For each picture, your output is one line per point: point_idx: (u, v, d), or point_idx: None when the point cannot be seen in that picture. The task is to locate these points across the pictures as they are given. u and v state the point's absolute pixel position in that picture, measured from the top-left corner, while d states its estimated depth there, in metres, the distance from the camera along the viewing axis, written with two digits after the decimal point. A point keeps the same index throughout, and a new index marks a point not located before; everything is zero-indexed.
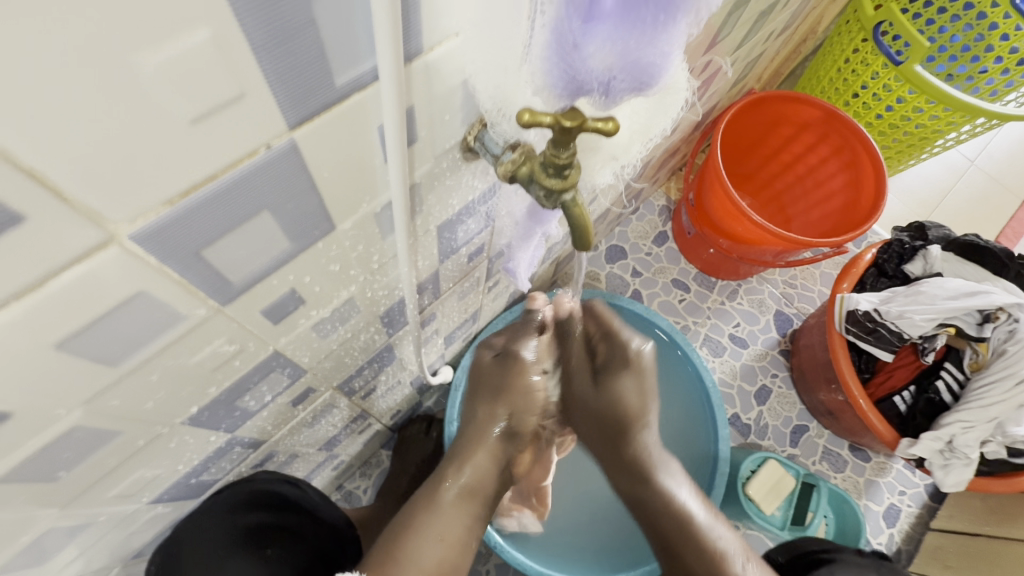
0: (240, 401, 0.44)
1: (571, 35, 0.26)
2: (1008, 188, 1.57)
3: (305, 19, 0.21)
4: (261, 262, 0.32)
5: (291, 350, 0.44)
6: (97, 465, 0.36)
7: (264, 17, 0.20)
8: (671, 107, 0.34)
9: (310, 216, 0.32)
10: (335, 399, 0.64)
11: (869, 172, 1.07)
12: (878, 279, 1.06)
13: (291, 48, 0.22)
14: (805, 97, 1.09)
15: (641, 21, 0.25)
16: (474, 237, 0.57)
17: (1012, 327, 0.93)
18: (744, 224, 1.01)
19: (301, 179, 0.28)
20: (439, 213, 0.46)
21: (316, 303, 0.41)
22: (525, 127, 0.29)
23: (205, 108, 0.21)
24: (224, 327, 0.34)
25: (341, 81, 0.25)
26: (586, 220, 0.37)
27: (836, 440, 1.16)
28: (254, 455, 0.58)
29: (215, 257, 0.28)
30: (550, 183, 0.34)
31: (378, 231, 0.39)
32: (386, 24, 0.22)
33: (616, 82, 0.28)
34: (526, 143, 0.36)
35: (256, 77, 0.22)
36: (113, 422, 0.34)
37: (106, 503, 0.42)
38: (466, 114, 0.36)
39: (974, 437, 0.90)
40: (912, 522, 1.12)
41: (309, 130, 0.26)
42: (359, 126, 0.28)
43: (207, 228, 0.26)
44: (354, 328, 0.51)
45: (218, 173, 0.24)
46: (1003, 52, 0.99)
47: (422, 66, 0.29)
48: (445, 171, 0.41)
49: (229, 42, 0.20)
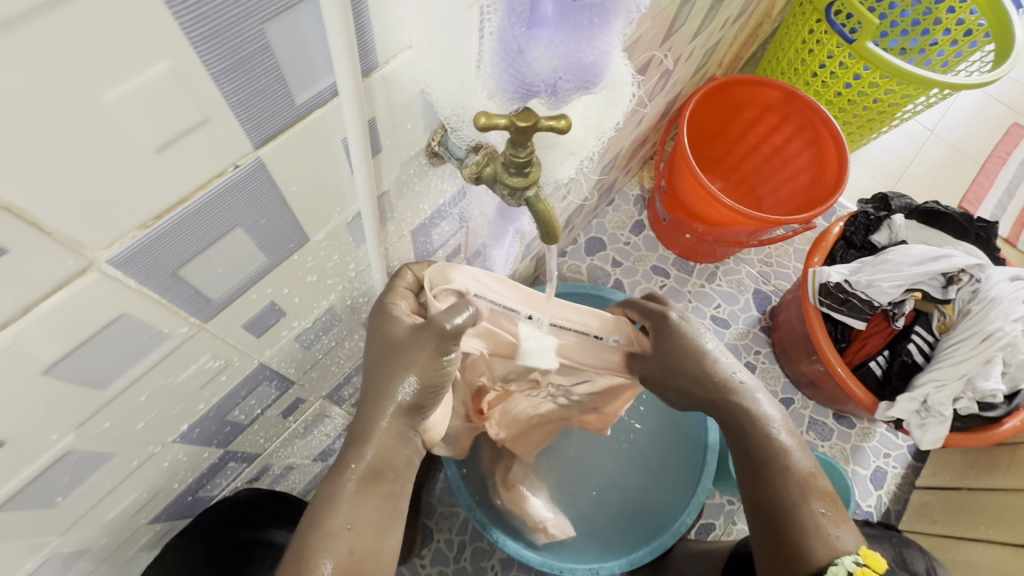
0: (231, 415, 0.45)
1: (516, 41, 0.28)
2: (968, 155, 1.63)
3: (259, 44, 0.22)
4: (239, 277, 0.33)
5: (277, 362, 0.45)
6: (93, 489, 0.37)
7: (221, 47, 0.21)
8: (620, 101, 0.36)
9: (282, 230, 0.33)
10: (326, 408, 0.65)
11: (831, 148, 1.11)
12: (848, 251, 1.10)
13: (250, 73, 0.23)
14: (765, 79, 1.12)
15: (580, 25, 0.26)
16: (449, 238, 0.59)
17: (975, 288, 0.99)
18: (715, 207, 1.04)
19: (271, 195, 0.29)
20: (411, 218, 0.48)
21: (297, 314, 0.42)
22: (482, 130, 0.31)
23: (172, 135, 0.22)
24: (208, 343, 0.35)
25: (301, 99, 0.26)
26: (550, 214, 0.39)
27: (820, 410, 1.19)
28: (249, 469, 0.59)
29: (193, 276, 0.29)
30: (512, 181, 0.36)
31: (353, 239, 0.41)
32: (341, 42, 0.24)
33: (562, 83, 0.29)
34: (489, 145, 0.38)
35: (219, 102, 0.23)
36: (106, 444, 0.34)
37: (104, 527, 0.43)
38: (427, 121, 0.37)
39: (947, 395, 0.93)
40: (898, 482, 1.16)
41: (274, 148, 0.27)
42: (323, 139, 0.30)
43: (183, 248, 0.27)
44: (338, 337, 0.53)
45: (190, 195, 0.25)
46: (950, 23, 1.04)
47: (379, 79, 0.30)
48: (413, 177, 0.42)
49: (190, 72, 0.21)
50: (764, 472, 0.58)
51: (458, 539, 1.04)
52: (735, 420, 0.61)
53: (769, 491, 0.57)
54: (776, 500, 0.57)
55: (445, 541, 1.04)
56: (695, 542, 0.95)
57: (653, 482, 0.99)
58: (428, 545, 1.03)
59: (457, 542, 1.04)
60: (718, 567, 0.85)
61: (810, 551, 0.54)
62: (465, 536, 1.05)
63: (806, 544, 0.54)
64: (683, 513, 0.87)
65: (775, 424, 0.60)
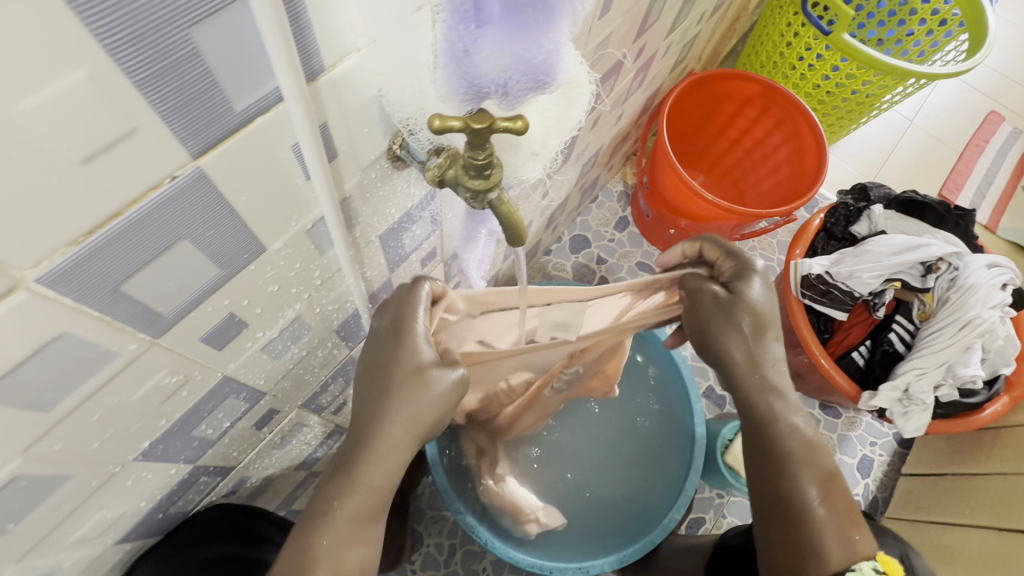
0: (198, 430, 0.44)
1: (462, 42, 0.27)
2: (947, 143, 1.64)
3: (187, 50, 0.22)
4: (191, 290, 0.32)
5: (243, 373, 0.44)
6: (51, 511, 0.36)
7: (143, 53, 0.20)
8: (579, 100, 0.35)
9: (235, 240, 0.32)
10: (304, 417, 0.64)
11: (811, 140, 1.11)
12: (828, 242, 1.10)
13: (179, 80, 0.22)
14: (744, 73, 1.12)
15: (526, 23, 0.26)
16: (423, 242, 0.58)
17: (953, 275, 0.99)
18: (697, 202, 1.04)
19: (217, 205, 0.29)
20: (379, 223, 0.47)
21: (261, 324, 0.41)
22: (436, 133, 0.30)
23: (96, 146, 0.21)
24: (164, 359, 0.34)
25: (241, 106, 0.25)
26: (515, 217, 0.38)
27: (807, 401, 1.20)
28: (224, 481, 0.58)
29: (137, 291, 0.28)
30: (473, 183, 0.36)
31: (315, 247, 0.40)
32: (277, 44, 0.23)
33: (513, 83, 0.29)
34: (450, 147, 0.37)
35: (147, 110, 0.22)
36: (60, 466, 0.33)
37: (67, 550, 0.41)
38: (386, 125, 0.36)
39: (929, 382, 0.94)
40: (885, 470, 1.17)
41: (216, 157, 0.26)
42: (271, 146, 0.29)
43: (123, 263, 0.26)
44: (309, 345, 0.52)
45: (124, 208, 0.24)
46: (925, 13, 1.05)
47: (327, 83, 0.29)
48: (376, 182, 0.41)
49: (110, 80, 0.20)
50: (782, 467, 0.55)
51: (448, 543, 1.04)
52: (758, 411, 0.56)
53: (786, 488, 0.55)
54: (792, 498, 0.54)
55: (435, 545, 1.03)
56: (685, 537, 0.95)
57: (643, 477, 0.99)
58: (417, 550, 1.03)
59: (447, 545, 1.04)
60: (702, 563, 0.86)
61: (823, 552, 0.52)
62: (455, 540, 1.04)
63: (819, 545, 0.52)
64: (672, 509, 0.87)
65: (798, 417, 0.56)
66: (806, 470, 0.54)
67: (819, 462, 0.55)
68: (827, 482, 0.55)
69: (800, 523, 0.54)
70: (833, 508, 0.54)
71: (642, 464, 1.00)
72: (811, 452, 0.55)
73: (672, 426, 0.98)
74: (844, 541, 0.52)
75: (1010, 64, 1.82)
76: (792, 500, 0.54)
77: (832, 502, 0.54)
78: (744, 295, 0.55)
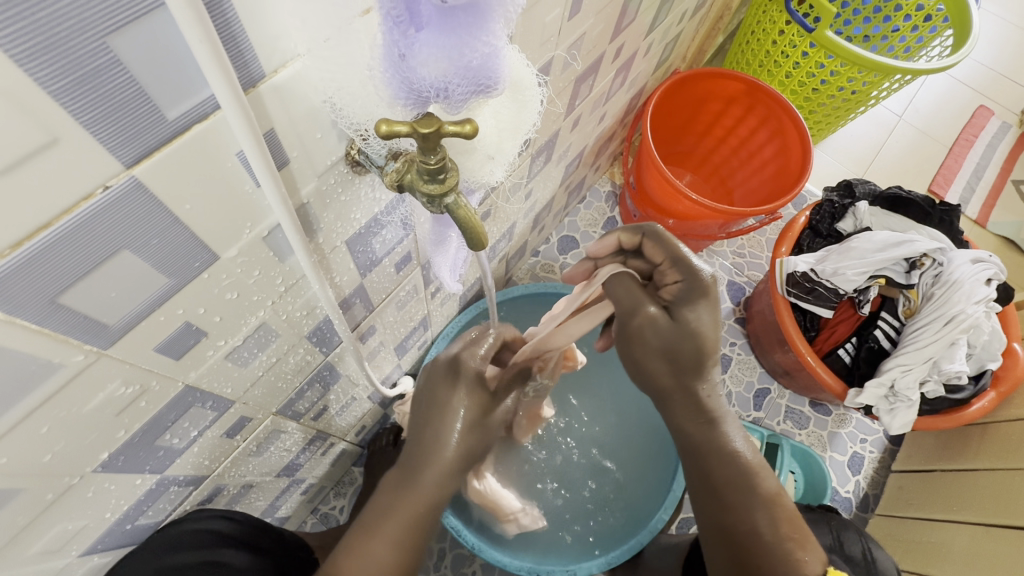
0: (162, 440, 0.44)
1: (397, 46, 0.27)
2: (935, 138, 1.64)
3: (106, 58, 0.21)
4: (139, 300, 0.31)
5: (207, 382, 0.44)
6: (5, 524, 0.36)
7: (57, 62, 0.20)
8: (530, 103, 0.35)
9: (182, 249, 0.32)
10: (281, 424, 0.64)
11: (795, 137, 1.11)
12: (814, 239, 1.10)
13: (100, 89, 0.22)
14: (727, 72, 1.12)
15: (461, 26, 0.26)
16: (395, 246, 0.57)
17: (937, 271, 0.99)
18: (682, 201, 1.04)
19: (158, 213, 0.28)
20: (344, 228, 0.46)
21: (222, 332, 0.41)
22: (384, 138, 0.30)
23: (15, 158, 0.21)
24: (116, 369, 0.34)
25: (174, 114, 0.25)
26: (473, 220, 0.38)
27: (796, 399, 1.20)
28: (198, 490, 0.57)
29: (77, 302, 0.28)
30: (428, 188, 0.35)
31: (275, 254, 0.39)
32: (204, 52, 0.22)
33: (454, 88, 0.28)
34: (406, 151, 0.37)
35: (67, 119, 0.22)
36: (9, 480, 0.33)
37: (29, 562, 0.41)
38: (340, 131, 0.36)
39: (914, 378, 0.94)
40: (876, 467, 1.17)
41: (152, 166, 0.26)
42: (213, 154, 0.28)
43: (57, 274, 0.26)
44: (279, 352, 0.51)
45: (54, 220, 0.24)
46: (910, 10, 1.05)
47: (270, 90, 0.29)
48: (336, 187, 0.41)
49: (24, 92, 0.20)
50: (725, 495, 0.56)
51: (437, 547, 1.03)
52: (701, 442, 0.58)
53: (732, 518, 0.56)
54: (741, 528, 0.55)
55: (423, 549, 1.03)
56: (672, 537, 0.95)
57: (632, 476, 0.99)
58: None
59: (436, 549, 1.03)
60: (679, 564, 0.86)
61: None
62: (444, 544, 1.04)
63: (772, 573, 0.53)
64: (660, 509, 0.87)
65: (736, 441, 0.57)
66: (746, 496, 0.55)
67: (763, 484, 0.56)
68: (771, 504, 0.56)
69: (746, 552, 0.55)
70: (781, 532, 0.55)
71: (631, 463, 1.00)
72: (750, 476, 0.56)
73: (659, 423, 0.97)
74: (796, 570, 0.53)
75: (997, 59, 1.82)
76: (736, 529, 0.56)
77: (778, 521, 0.55)
78: (687, 320, 0.54)
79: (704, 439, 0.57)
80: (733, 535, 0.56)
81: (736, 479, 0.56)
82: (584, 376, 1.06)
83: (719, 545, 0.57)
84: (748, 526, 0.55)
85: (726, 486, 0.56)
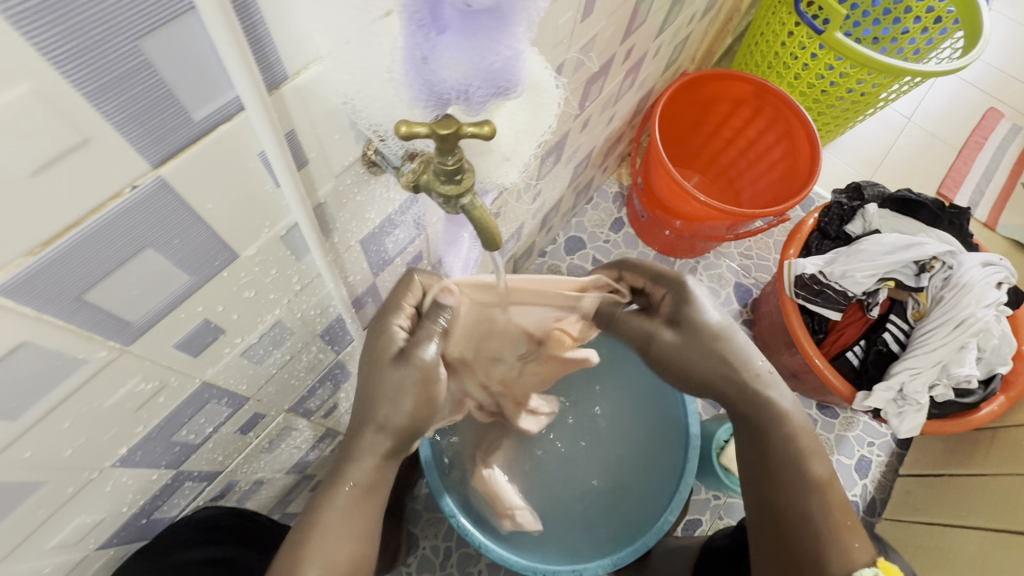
0: (178, 436, 0.44)
1: (420, 49, 0.27)
2: (945, 141, 1.64)
3: (138, 61, 0.22)
4: (160, 297, 0.32)
5: (223, 379, 0.44)
6: (26, 517, 0.36)
7: (91, 64, 0.21)
8: (547, 105, 0.36)
9: (204, 248, 0.32)
10: (292, 421, 0.64)
11: (804, 139, 1.11)
12: (822, 241, 1.10)
13: (130, 90, 0.22)
14: (737, 73, 1.12)
15: (483, 30, 0.26)
16: (407, 246, 0.58)
17: (947, 275, 0.99)
18: (690, 203, 1.04)
19: (181, 212, 0.29)
20: (358, 228, 0.47)
21: (239, 330, 0.41)
22: (403, 140, 0.30)
23: (48, 157, 0.22)
24: (136, 365, 0.34)
25: (200, 115, 0.25)
26: (487, 220, 0.38)
27: (803, 401, 1.19)
28: (211, 486, 0.58)
29: (102, 299, 0.28)
30: (445, 188, 0.36)
31: (292, 253, 0.40)
32: (232, 55, 0.23)
33: (474, 89, 0.29)
34: (423, 152, 0.37)
35: (99, 120, 0.22)
36: (33, 473, 0.33)
37: (47, 555, 0.42)
38: (358, 132, 0.37)
39: (923, 382, 0.94)
40: (883, 470, 1.16)
41: (177, 166, 0.26)
42: (236, 155, 0.29)
43: (84, 273, 0.26)
44: (293, 350, 0.52)
45: (83, 219, 0.24)
46: (920, 11, 1.04)
47: (291, 91, 0.29)
48: (352, 187, 0.41)
49: (58, 94, 0.20)
50: (774, 477, 0.58)
51: (443, 545, 1.04)
52: (756, 419, 0.59)
53: (780, 498, 0.57)
54: (789, 509, 0.56)
55: (430, 548, 1.04)
56: (679, 538, 0.95)
57: (640, 476, 0.99)
58: (412, 553, 1.03)
59: (442, 548, 1.04)
60: (687, 565, 0.86)
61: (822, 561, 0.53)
62: (450, 542, 1.04)
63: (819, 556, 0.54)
64: (667, 511, 0.87)
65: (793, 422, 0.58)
66: (795, 478, 0.56)
67: (813, 469, 0.57)
68: (818, 492, 0.56)
69: (790, 532, 0.56)
70: (833, 519, 0.55)
71: (639, 462, 1.00)
72: (802, 459, 0.57)
73: (674, 422, 0.97)
74: (835, 554, 0.53)
75: (1008, 61, 1.81)
76: (783, 510, 0.57)
77: (830, 507, 0.55)
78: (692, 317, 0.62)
79: (756, 416, 0.59)
80: (780, 515, 0.57)
81: (785, 461, 0.57)
82: (595, 374, 1.05)
83: (762, 524, 0.59)
84: (794, 507, 0.56)
85: (774, 467, 0.58)
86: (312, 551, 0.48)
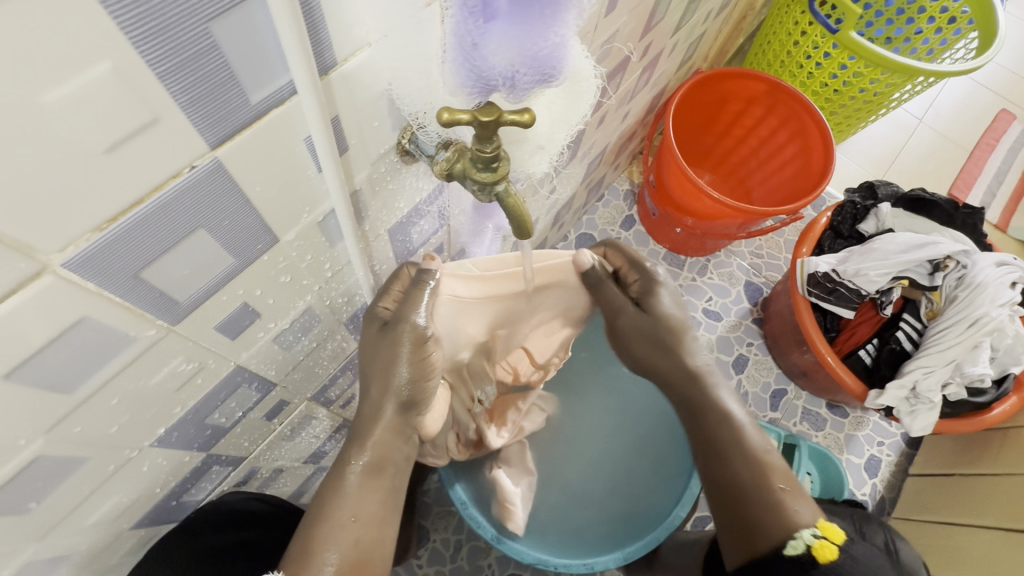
0: (211, 418, 0.45)
1: (470, 35, 0.28)
2: (956, 142, 1.63)
3: (206, 43, 0.22)
4: (206, 279, 0.33)
5: (255, 364, 0.45)
6: (68, 493, 0.37)
7: (165, 45, 0.21)
8: (585, 94, 0.36)
9: (249, 231, 0.33)
10: (313, 410, 0.65)
11: (817, 138, 1.11)
12: (835, 240, 1.10)
13: (198, 72, 0.23)
14: (750, 71, 1.12)
15: (533, 17, 0.27)
16: (430, 237, 0.59)
17: (961, 273, 0.99)
18: (702, 200, 1.04)
19: (232, 194, 0.29)
20: (388, 217, 0.48)
21: (273, 315, 0.42)
22: (445, 126, 0.31)
23: (120, 136, 0.22)
24: (179, 346, 0.35)
25: (256, 98, 0.26)
26: (522, 209, 0.39)
27: (813, 400, 1.20)
28: (235, 471, 0.59)
29: (156, 278, 0.29)
30: (481, 176, 0.36)
31: (326, 240, 0.41)
32: (293, 40, 0.24)
33: (520, 76, 0.30)
34: (459, 141, 0.38)
35: (167, 101, 0.23)
36: (78, 449, 0.34)
37: (85, 532, 0.43)
38: (396, 119, 0.37)
39: (936, 380, 0.94)
40: (892, 470, 1.16)
41: (232, 148, 0.27)
42: (285, 139, 0.30)
43: (141, 251, 0.27)
44: (319, 338, 0.53)
45: (145, 197, 0.25)
46: (934, 11, 1.04)
47: (339, 78, 0.30)
48: (386, 176, 0.42)
49: (134, 73, 0.21)
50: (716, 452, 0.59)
51: (454, 538, 1.05)
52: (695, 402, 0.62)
53: (726, 472, 0.58)
54: (729, 480, 0.58)
55: (441, 540, 1.04)
56: (690, 534, 0.95)
57: (649, 470, 0.98)
58: (424, 545, 1.03)
59: (453, 541, 1.05)
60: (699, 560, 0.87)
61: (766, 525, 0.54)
62: (461, 535, 1.05)
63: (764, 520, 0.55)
64: (676, 506, 0.88)
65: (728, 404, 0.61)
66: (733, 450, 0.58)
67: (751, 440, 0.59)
68: (758, 463, 0.57)
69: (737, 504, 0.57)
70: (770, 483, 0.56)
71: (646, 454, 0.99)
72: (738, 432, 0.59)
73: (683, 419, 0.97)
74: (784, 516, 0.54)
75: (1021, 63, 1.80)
76: (725, 481, 0.58)
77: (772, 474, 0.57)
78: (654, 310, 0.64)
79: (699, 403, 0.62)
80: (725, 486, 0.58)
81: (725, 436, 0.59)
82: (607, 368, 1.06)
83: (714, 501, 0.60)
84: (735, 478, 0.57)
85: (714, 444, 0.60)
86: (325, 544, 0.46)
